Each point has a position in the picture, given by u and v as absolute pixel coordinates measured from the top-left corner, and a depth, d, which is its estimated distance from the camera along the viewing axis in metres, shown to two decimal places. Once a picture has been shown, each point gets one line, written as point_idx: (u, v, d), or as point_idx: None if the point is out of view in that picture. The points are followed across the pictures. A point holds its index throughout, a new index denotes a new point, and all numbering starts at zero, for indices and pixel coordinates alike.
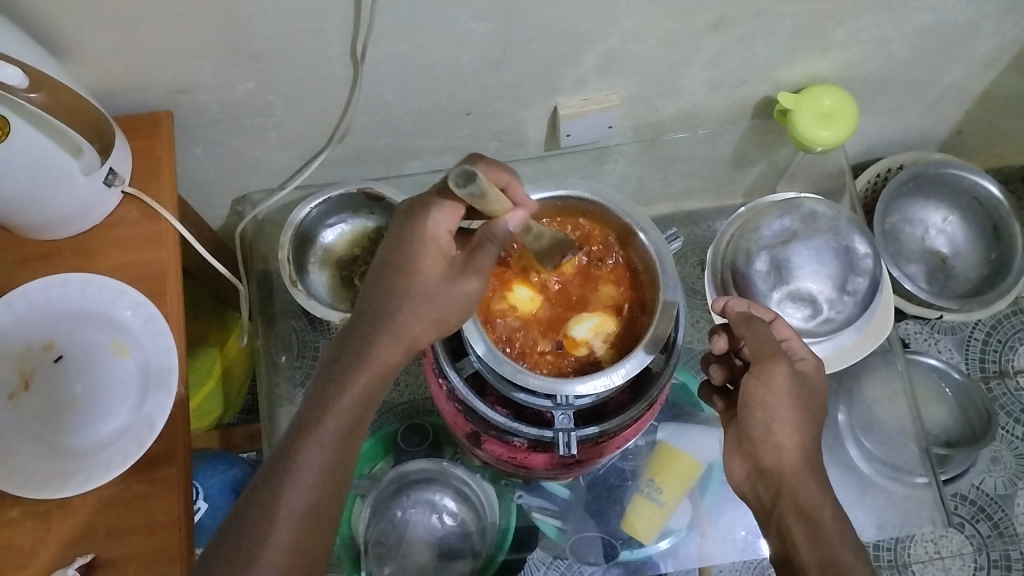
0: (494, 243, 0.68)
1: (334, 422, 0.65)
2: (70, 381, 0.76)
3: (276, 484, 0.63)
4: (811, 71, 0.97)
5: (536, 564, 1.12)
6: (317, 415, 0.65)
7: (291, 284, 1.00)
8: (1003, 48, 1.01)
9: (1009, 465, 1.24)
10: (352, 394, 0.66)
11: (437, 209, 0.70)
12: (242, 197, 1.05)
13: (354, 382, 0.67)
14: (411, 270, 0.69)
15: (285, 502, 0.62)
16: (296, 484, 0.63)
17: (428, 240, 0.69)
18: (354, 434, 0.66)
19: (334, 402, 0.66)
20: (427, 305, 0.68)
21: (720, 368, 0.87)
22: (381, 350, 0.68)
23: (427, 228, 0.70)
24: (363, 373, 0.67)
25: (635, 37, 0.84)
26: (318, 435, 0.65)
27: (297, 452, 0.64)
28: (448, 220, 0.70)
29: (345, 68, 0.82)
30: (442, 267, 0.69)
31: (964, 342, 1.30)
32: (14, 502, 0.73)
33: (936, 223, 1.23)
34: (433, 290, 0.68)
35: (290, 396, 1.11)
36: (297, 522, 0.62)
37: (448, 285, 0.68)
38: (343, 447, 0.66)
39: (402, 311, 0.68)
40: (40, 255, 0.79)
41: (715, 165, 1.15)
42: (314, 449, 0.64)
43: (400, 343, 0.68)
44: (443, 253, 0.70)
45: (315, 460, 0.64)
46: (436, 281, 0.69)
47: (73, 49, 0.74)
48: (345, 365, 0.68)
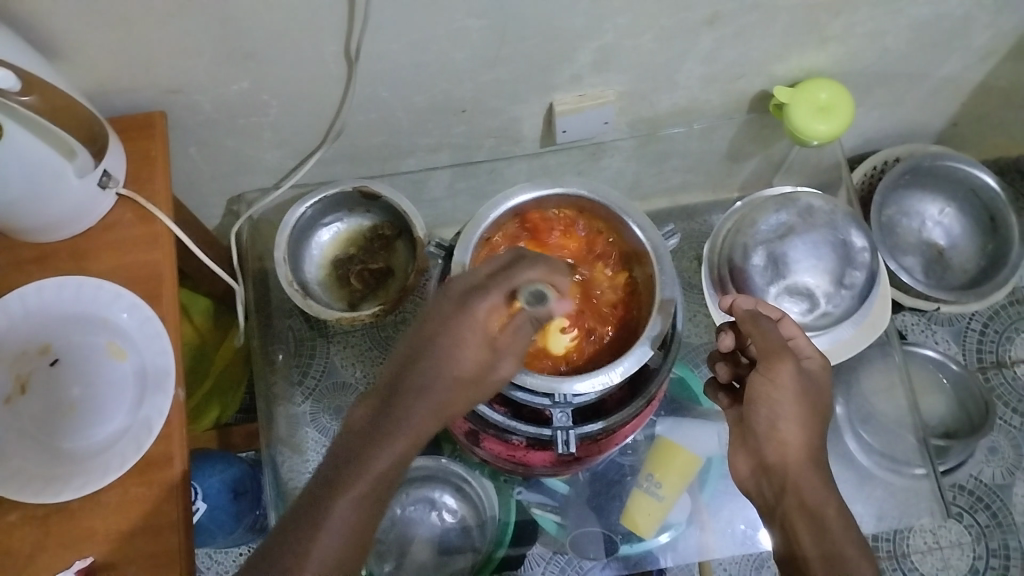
0: (533, 332, 0.67)
1: (354, 508, 0.60)
2: (67, 384, 0.76)
3: (297, 560, 0.58)
4: (807, 65, 0.97)
5: (537, 559, 1.11)
6: (336, 498, 0.60)
7: (286, 285, 0.98)
8: (999, 40, 1.01)
9: (1007, 454, 1.24)
10: (377, 479, 0.60)
11: (487, 295, 0.63)
12: (237, 196, 1.04)
13: (387, 456, 0.61)
14: (454, 353, 0.62)
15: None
16: (306, 574, 0.58)
17: (477, 325, 0.63)
18: (374, 518, 0.61)
19: (363, 476, 0.60)
20: (467, 392, 0.63)
21: (726, 366, 0.88)
22: (414, 431, 0.62)
23: (477, 312, 0.63)
24: (390, 452, 0.61)
25: (631, 33, 0.84)
26: (336, 520, 0.59)
27: (322, 524, 0.59)
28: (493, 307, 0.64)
29: (340, 67, 0.81)
30: (485, 349, 0.64)
31: (962, 332, 1.30)
32: (12, 507, 0.72)
33: (933, 215, 1.23)
34: (475, 381, 0.64)
35: (288, 395, 1.13)
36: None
37: (491, 370, 0.65)
38: (361, 535, 0.60)
39: (447, 391, 0.62)
40: (35, 257, 0.79)
41: (711, 159, 1.15)
42: (331, 534, 0.59)
43: (432, 424, 0.62)
44: (488, 339, 0.64)
45: (339, 534, 0.59)
46: (476, 368, 0.63)
47: (65, 51, 0.73)
48: (377, 432, 0.61)
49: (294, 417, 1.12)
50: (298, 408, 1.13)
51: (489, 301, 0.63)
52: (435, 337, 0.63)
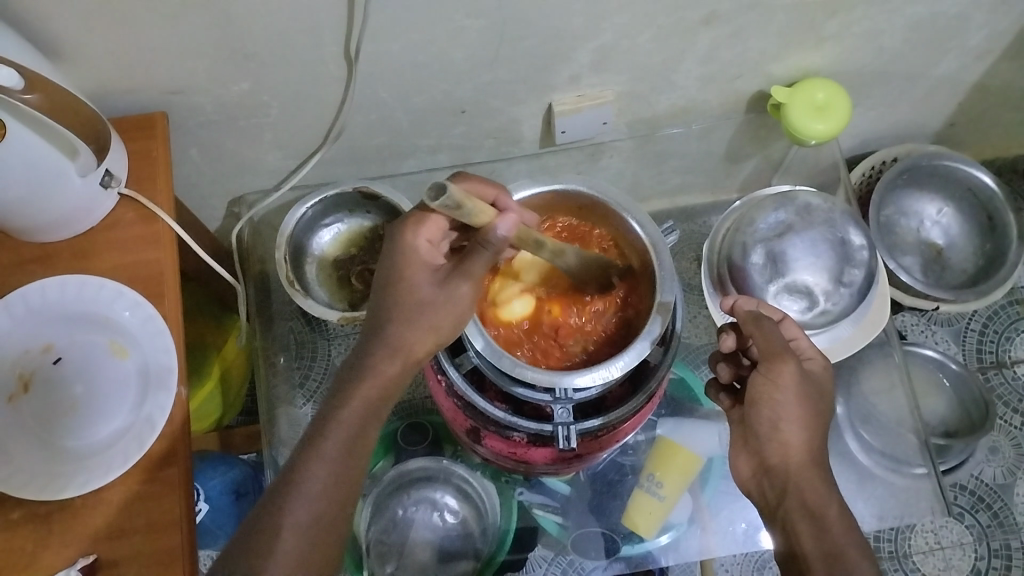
0: (488, 249, 0.68)
1: (335, 437, 0.67)
2: (70, 382, 0.76)
3: (282, 499, 0.64)
4: (803, 65, 0.98)
5: (538, 561, 1.10)
6: (320, 430, 0.67)
7: (287, 284, 0.99)
8: (995, 39, 1.01)
9: (1007, 454, 1.24)
10: (350, 410, 0.68)
11: (420, 222, 0.72)
12: (238, 199, 1.05)
13: (352, 397, 0.68)
14: (403, 284, 0.71)
15: (288, 519, 0.64)
16: (298, 502, 0.64)
17: (412, 253, 0.71)
18: (357, 448, 0.67)
19: (335, 417, 0.68)
20: (416, 315, 0.69)
21: (727, 366, 0.88)
22: (378, 362, 0.69)
23: (417, 240, 0.71)
24: (361, 386, 0.69)
25: (629, 32, 0.85)
26: (320, 449, 0.66)
27: (302, 463, 0.66)
28: (428, 235, 0.72)
29: (340, 68, 0.82)
30: (430, 274, 0.71)
31: (961, 332, 1.30)
32: (16, 505, 0.73)
33: (931, 214, 1.24)
34: (423, 303, 0.70)
35: (290, 398, 1.12)
36: (300, 533, 0.63)
37: (438, 289, 0.70)
38: (346, 461, 0.67)
39: (397, 327, 0.70)
40: (38, 257, 0.79)
41: (709, 160, 1.16)
42: (319, 464, 0.66)
43: (396, 355, 0.69)
44: (428, 262, 0.71)
45: (319, 471, 0.65)
46: (427, 289, 0.70)
47: (67, 52, 0.74)
48: (346, 380, 0.70)
49: (296, 418, 1.11)
50: (300, 410, 1.12)
51: (423, 230, 0.72)
52: (382, 275, 0.72)
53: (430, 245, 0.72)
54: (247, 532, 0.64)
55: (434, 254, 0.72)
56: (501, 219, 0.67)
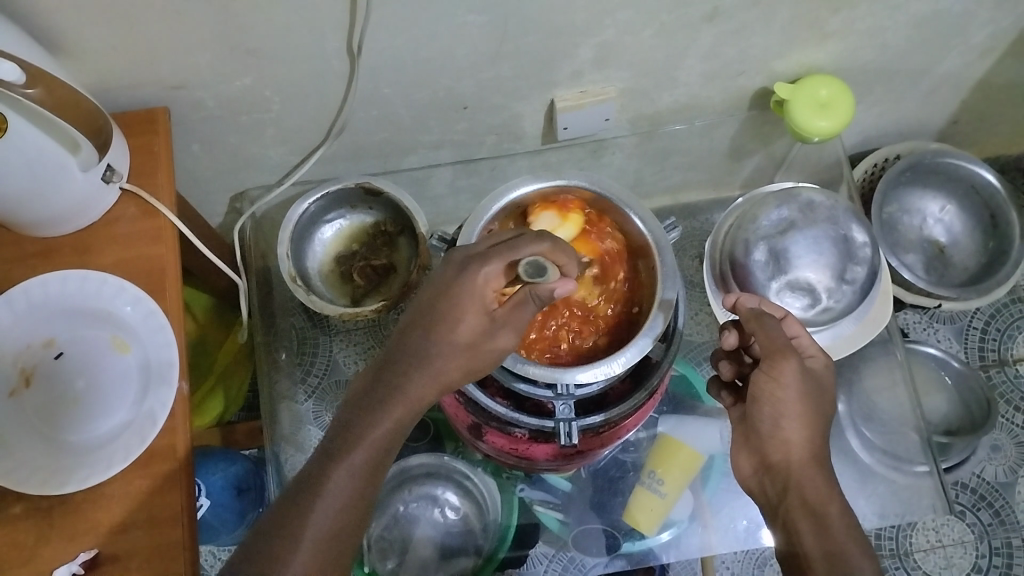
0: (533, 303, 0.68)
1: (362, 457, 0.65)
2: (71, 377, 0.76)
3: (300, 516, 0.63)
4: (807, 61, 0.97)
5: (540, 558, 1.09)
6: (346, 447, 0.65)
7: (289, 280, 0.99)
8: (998, 37, 1.01)
9: (1009, 452, 1.24)
10: (382, 433, 0.66)
11: (490, 263, 0.66)
12: (240, 194, 1.05)
13: (385, 421, 0.66)
14: (456, 319, 0.66)
15: (304, 539, 0.63)
16: (318, 516, 0.64)
17: (476, 292, 0.66)
18: (381, 465, 0.67)
19: (364, 439, 0.66)
20: (461, 356, 0.67)
21: (729, 364, 0.88)
22: (415, 389, 0.67)
23: (477, 283, 0.66)
24: (394, 411, 0.66)
25: (631, 29, 0.85)
26: (346, 467, 0.65)
27: (324, 481, 0.64)
28: (493, 279, 0.67)
29: (341, 63, 0.82)
30: (484, 319, 0.67)
31: (963, 331, 1.30)
32: (17, 499, 0.73)
33: (934, 212, 1.24)
34: (469, 347, 0.67)
35: (291, 394, 1.12)
36: (318, 547, 0.63)
37: (486, 338, 0.67)
38: (366, 484, 0.66)
39: (441, 358, 0.67)
40: (40, 252, 0.79)
41: (712, 157, 1.16)
42: (341, 481, 0.65)
43: (434, 384, 0.67)
44: (486, 308, 0.67)
45: (340, 492, 0.64)
46: (478, 332, 0.67)
47: (69, 47, 0.74)
48: (377, 400, 0.67)
49: (297, 414, 1.11)
50: (301, 406, 1.11)
51: (489, 269, 0.66)
52: (437, 299, 0.67)
53: (491, 289, 0.67)
54: (262, 541, 0.63)
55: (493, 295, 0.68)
56: (562, 285, 0.67)
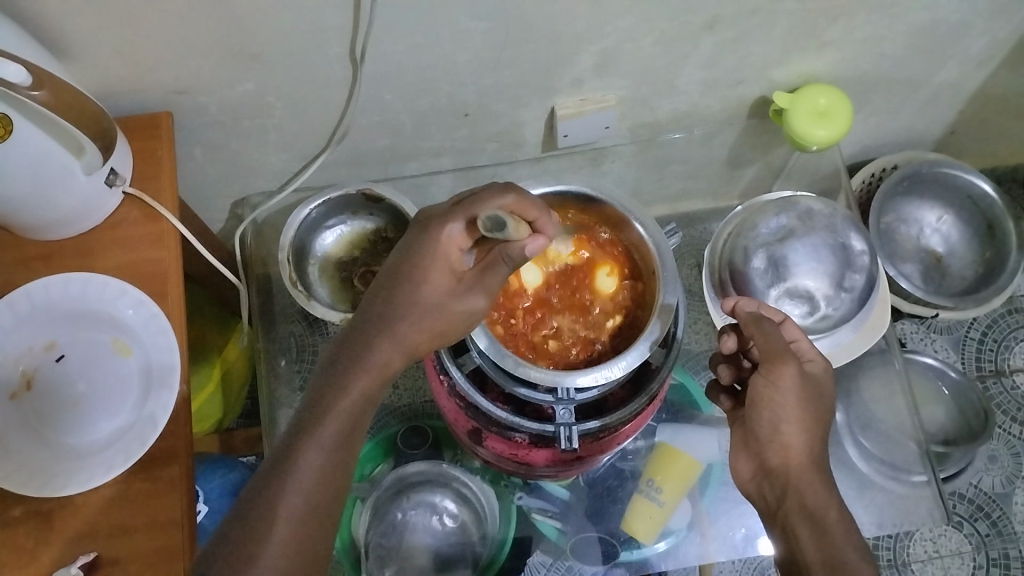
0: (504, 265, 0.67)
1: (334, 427, 0.64)
2: (73, 380, 0.76)
3: (274, 491, 0.62)
4: (805, 71, 0.98)
5: (537, 566, 1.10)
6: (317, 419, 0.65)
7: (290, 285, 0.99)
8: (994, 47, 1.02)
9: (1006, 463, 1.24)
10: (351, 401, 0.66)
11: (450, 223, 0.67)
12: (242, 200, 1.05)
13: (353, 388, 0.66)
14: (420, 281, 0.67)
15: (280, 515, 0.61)
16: (293, 492, 0.62)
17: (439, 253, 0.67)
18: (354, 437, 0.66)
19: (335, 406, 0.65)
20: (429, 319, 0.68)
21: (728, 368, 0.88)
22: (382, 354, 0.67)
23: (438, 243, 0.67)
24: (363, 378, 0.66)
25: (632, 37, 0.85)
26: (319, 439, 0.64)
27: (296, 454, 0.63)
28: (460, 239, 0.67)
29: (344, 69, 0.82)
30: (450, 280, 0.68)
31: (960, 340, 1.31)
32: (16, 502, 0.72)
33: (931, 222, 1.24)
34: (438, 308, 0.68)
35: (290, 400, 1.11)
36: (294, 524, 0.62)
37: (455, 299, 0.68)
38: (341, 455, 0.65)
39: (407, 321, 0.67)
40: (43, 255, 0.79)
41: (710, 166, 1.16)
42: (314, 454, 0.63)
43: (401, 349, 0.68)
44: (452, 269, 0.68)
45: (312, 464, 0.63)
46: (444, 294, 0.68)
47: (75, 51, 0.75)
48: (345, 368, 0.67)
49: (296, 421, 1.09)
50: None
51: (452, 228, 0.67)
52: (400, 265, 0.68)
53: (456, 249, 0.67)
54: (239, 522, 0.62)
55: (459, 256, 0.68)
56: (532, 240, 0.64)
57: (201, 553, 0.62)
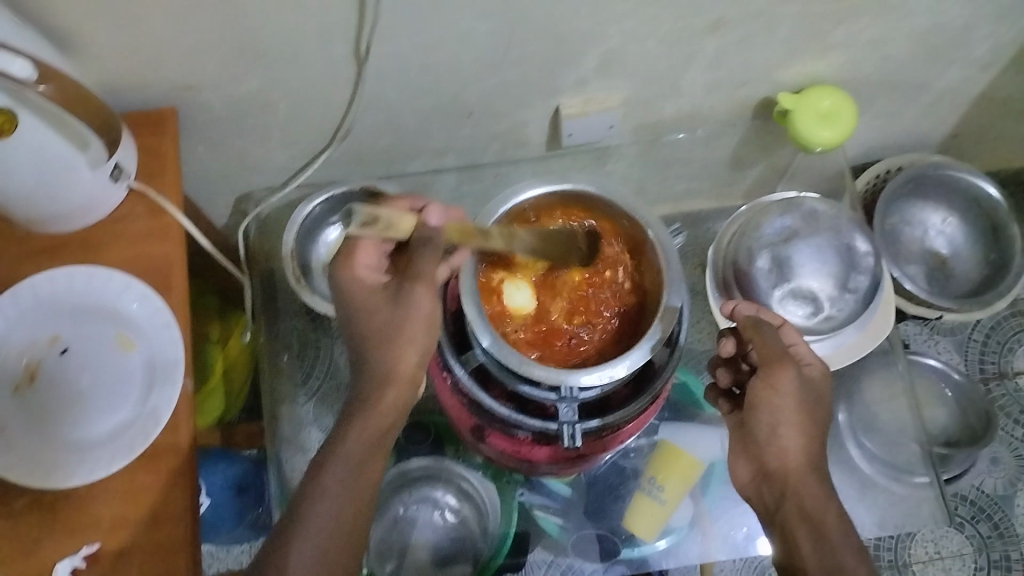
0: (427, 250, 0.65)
1: (337, 472, 0.67)
2: (76, 372, 0.77)
3: (288, 535, 0.65)
4: (809, 73, 0.98)
5: (538, 563, 1.11)
6: (323, 464, 0.68)
7: (294, 282, 1.01)
8: (1000, 51, 1.02)
9: (1008, 465, 1.24)
10: (352, 445, 0.68)
11: (352, 254, 0.71)
12: (246, 195, 1.06)
13: (354, 431, 0.68)
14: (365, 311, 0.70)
15: (294, 557, 0.64)
16: (305, 538, 0.65)
17: (355, 284, 0.70)
18: (363, 479, 0.68)
19: (338, 451, 0.68)
20: (388, 338, 0.68)
21: (727, 371, 0.89)
22: (371, 394, 0.69)
23: (354, 272, 0.71)
24: (364, 421, 0.68)
25: (635, 38, 0.85)
26: (324, 484, 0.67)
27: (307, 499, 0.66)
28: (365, 260, 0.71)
29: (348, 67, 0.83)
30: (384, 297, 0.69)
31: (964, 343, 1.30)
32: (20, 493, 0.73)
33: (936, 224, 1.24)
34: (386, 325, 0.68)
35: (292, 396, 1.11)
36: (310, 566, 0.64)
37: (398, 307, 0.68)
38: (351, 497, 0.67)
39: (378, 354, 0.69)
40: (47, 248, 0.80)
41: (714, 167, 1.16)
42: (324, 500, 0.66)
43: (388, 384, 0.69)
44: (380, 286, 0.70)
45: (324, 508, 0.66)
46: (384, 312, 0.69)
47: (80, 47, 0.75)
48: (348, 415, 0.69)
49: (298, 418, 1.10)
50: (302, 409, 1.10)
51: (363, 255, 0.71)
52: (343, 305, 0.71)
53: (369, 272, 0.71)
54: (258, 566, 0.65)
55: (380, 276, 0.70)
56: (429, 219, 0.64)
57: None
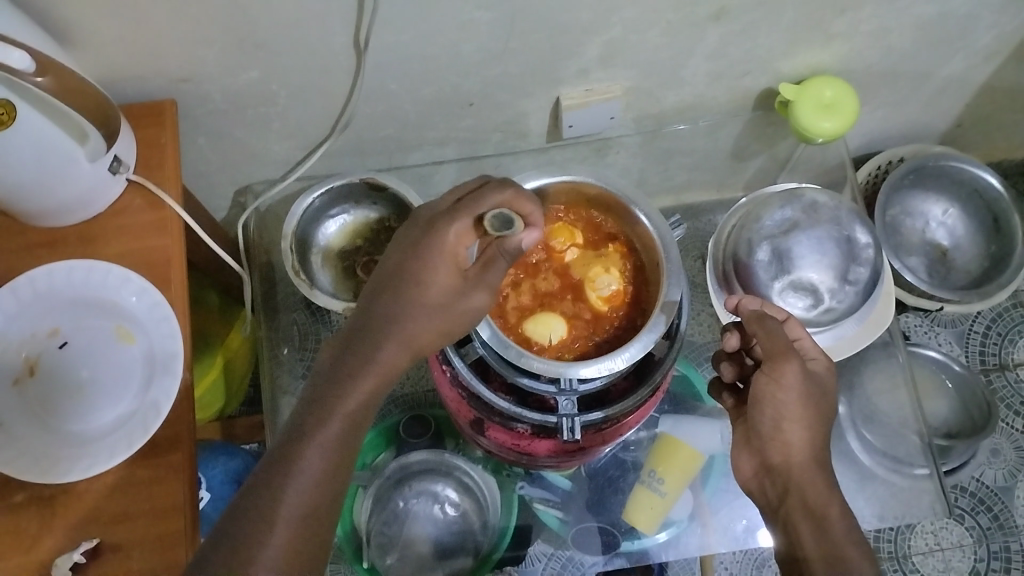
0: (505, 258, 0.69)
1: (335, 430, 0.64)
2: (74, 366, 0.76)
3: (275, 487, 0.62)
4: (812, 63, 0.98)
5: (539, 556, 1.09)
6: (318, 418, 0.64)
7: (292, 275, 0.99)
8: (1003, 41, 1.01)
9: (1009, 457, 1.24)
10: (355, 404, 0.65)
11: (456, 222, 0.66)
12: (245, 187, 1.05)
13: (356, 388, 0.65)
14: (425, 281, 0.66)
15: (283, 510, 0.62)
16: (294, 493, 0.62)
17: (444, 253, 0.66)
18: (354, 441, 0.66)
19: (337, 406, 0.64)
20: (439, 322, 0.67)
21: (731, 366, 0.88)
22: (387, 357, 0.66)
23: (444, 241, 0.66)
24: (368, 380, 0.66)
25: (638, 27, 0.85)
26: (320, 442, 0.64)
27: (298, 452, 0.63)
28: (464, 238, 0.67)
29: (349, 58, 0.82)
30: (456, 280, 0.67)
31: (965, 334, 1.30)
32: (19, 487, 0.73)
33: (937, 215, 1.24)
34: (446, 310, 0.67)
35: (293, 388, 1.12)
36: (295, 524, 0.62)
37: (459, 297, 0.67)
38: (344, 454, 0.65)
39: (412, 321, 0.66)
40: (45, 242, 0.79)
41: (716, 158, 1.16)
42: (315, 455, 0.64)
43: (406, 350, 0.67)
44: (459, 268, 0.67)
45: (315, 463, 0.63)
46: (453, 295, 0.67)
47: (77, 38, 0.74)
48: (348, 369, 0.66)
49: None
50: None
51: (458, 226, 0.66)
52: (405, 263, 0.67)
53: (461, 248, 0.67)
54: (243, 511, 0.62)
55: (462, 253, 0.67)
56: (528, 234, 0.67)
57: (207, 539, 0.62)
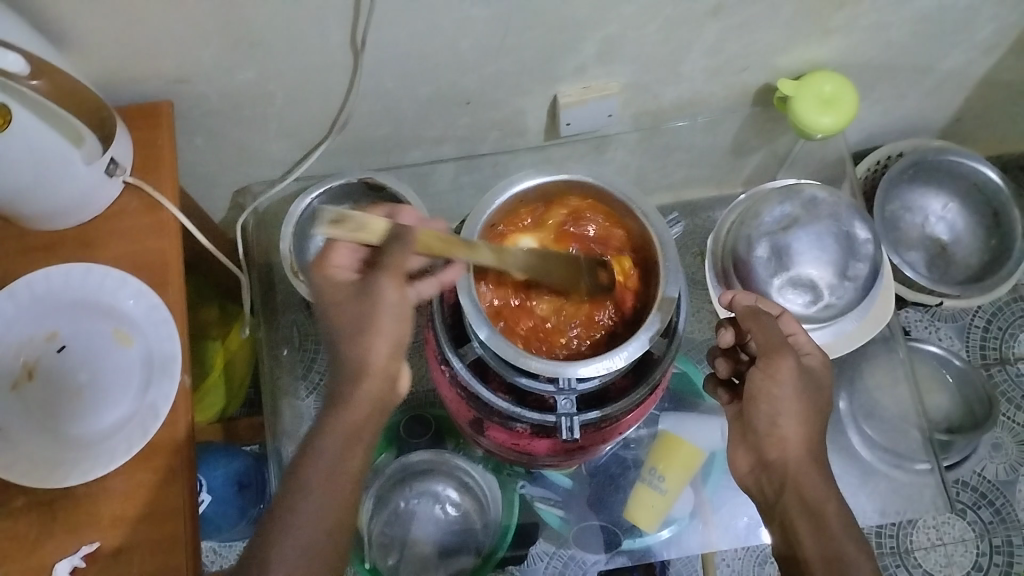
0: (400, 244, 0.63)
1: (314, 473, 0.69)
2: (73, 369, 0.76)
3: (273, 528, 0.68)
4: (811, 57, 0.97)
5: (540, 555, 1.10)
6: (301, 463, 0.70)
7: (292, 277, 1.00)
8: (1002, 34, 1.01)
9: (1010, 451, 1.24)
10: (330, 442, 0.69)
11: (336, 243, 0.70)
12: (243, 188, 1.05)
13: (328, 431, 0.69)
14: (336, 309, 0.69)
15: (279, 550, 0.67)
16: (289, 532, 0.67)
17: (335, 280, 0.70)
18: (339, 479, 0.69)
19: (316, 448, 0.69)
20: (359, 333, 0.68)
21: (726, 362, 0.88)
22: (353, 394, 0.69)
23: (331, 270, 0.70)
24: (341, 420, 0.69)
25: (636, 24, 0.84)
26: (303, 485, 0.69)
27: (288, 495, 0.69)
28: (338, 257, 0.70)
29: (345, 57, 0.82)
30: (356, 292, 0.69)
31: (965, 328, 1.30)
32: (19, 492, 0.73)
33: (936, 210, 1.23)
34: (360, 319, 0.68)
35: (293, 389, 1.12)
36: (295, 562, 0.67)
37: (367, 302, 0.67)
38: (331, 492, 0.69)
39: (351, 350, 0.68)
40: (42, 245, 0.79)
41: (715, 154, 1.15)
42: (306, 496, 0.68)
43: (364, 381, 0.69)
44: (349, 283, 0.69)
45: (303, 504, 0.68)
46: (357, 306, 0.68)
47: (72, 40, 0.74)
48: (325, 413, 0.70)
49: (299, 410, 1.11)
50: (303, 402, 1.11)
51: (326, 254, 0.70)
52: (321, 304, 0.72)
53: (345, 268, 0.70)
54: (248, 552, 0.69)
55: (347, 271, 0.70)
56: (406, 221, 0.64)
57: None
